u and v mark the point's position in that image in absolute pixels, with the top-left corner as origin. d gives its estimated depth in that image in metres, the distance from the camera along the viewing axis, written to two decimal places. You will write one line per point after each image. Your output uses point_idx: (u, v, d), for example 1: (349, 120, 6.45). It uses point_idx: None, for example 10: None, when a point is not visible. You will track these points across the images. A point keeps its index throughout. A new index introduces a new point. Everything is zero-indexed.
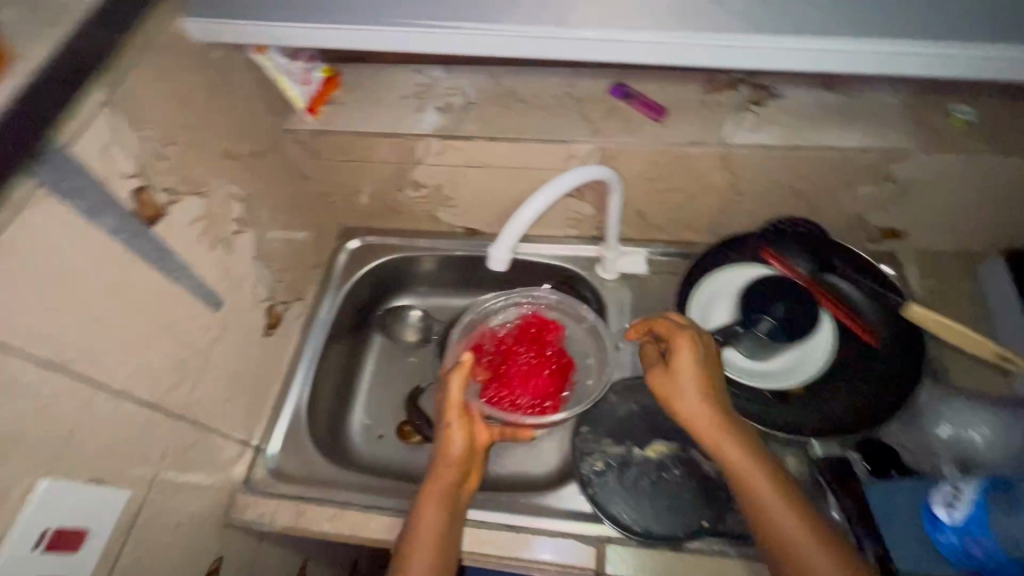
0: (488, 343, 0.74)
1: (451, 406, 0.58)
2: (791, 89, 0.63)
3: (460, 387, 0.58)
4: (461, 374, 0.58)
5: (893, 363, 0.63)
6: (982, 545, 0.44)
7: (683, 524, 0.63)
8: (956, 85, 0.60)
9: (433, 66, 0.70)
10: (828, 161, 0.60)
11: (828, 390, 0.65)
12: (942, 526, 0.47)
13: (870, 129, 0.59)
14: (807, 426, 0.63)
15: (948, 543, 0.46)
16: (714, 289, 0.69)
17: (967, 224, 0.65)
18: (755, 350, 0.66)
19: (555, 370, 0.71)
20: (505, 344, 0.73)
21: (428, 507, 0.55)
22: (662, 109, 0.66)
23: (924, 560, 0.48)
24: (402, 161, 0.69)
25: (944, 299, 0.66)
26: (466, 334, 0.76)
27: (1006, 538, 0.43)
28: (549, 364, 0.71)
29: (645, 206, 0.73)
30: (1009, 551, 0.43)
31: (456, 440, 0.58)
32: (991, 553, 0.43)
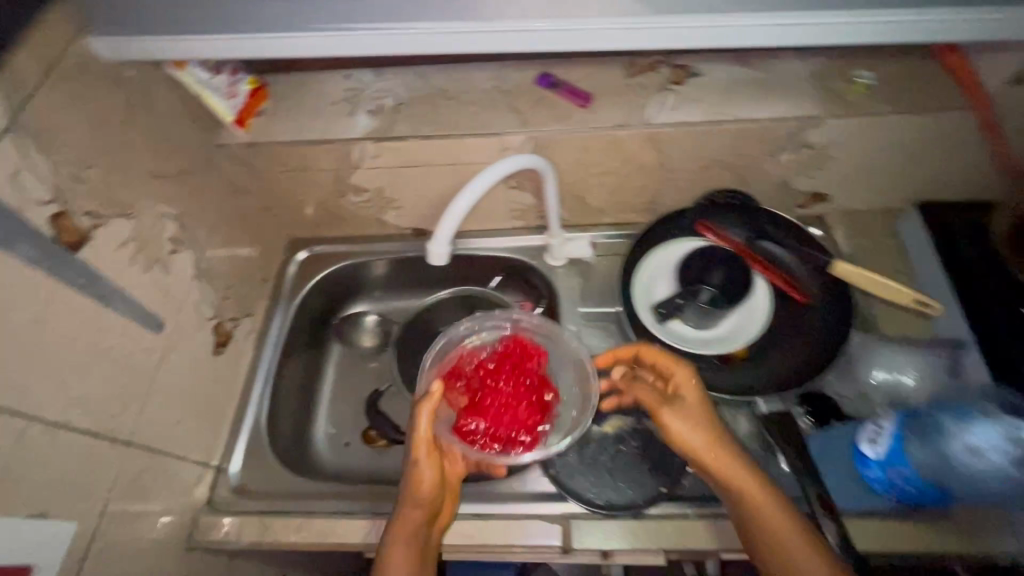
0: (463, 366, 0.66)
1: (421, 442, 0.55)
2: (706, 67, 0.67)
3: (429, 418, 0.55)
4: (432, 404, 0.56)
5: (827, 315, 0.67)
6: (901, 474, 0.52)
7: (642, 493, 0.63)
8: (852, 56, 0.66)
9: (362, 71, 0.72)
10: (750, 133, 0.65)
11: (769, 349, 0.68)
12: (869, 462, 0.54)
13: (781, 101, 0.64)
14: (751, 385, 0.66)
15: (876, 476, 0.54)
16: (654, 266, 0.71)
17: (875, 183, 0.72)
18: (699, 319, 0.67)
19: (538, 401, 0.63)
20: (483, 367, 0.64)
21: (395, 543, 0.53)
22: (588, 95, 0.67)
23: (854, 489, 0.57)
24: (340, 166, 0.72)
25: (863, 256, 0.73)
26: (439, 360, 0.68)
27: (921, 466, 0.51)
28: (531, 394, 0.63)
29: (583, 191, 0.74)
30: (924, 476, 0.51)
31: (423, 477, 0.54)
32: (909, 478, 0.52)
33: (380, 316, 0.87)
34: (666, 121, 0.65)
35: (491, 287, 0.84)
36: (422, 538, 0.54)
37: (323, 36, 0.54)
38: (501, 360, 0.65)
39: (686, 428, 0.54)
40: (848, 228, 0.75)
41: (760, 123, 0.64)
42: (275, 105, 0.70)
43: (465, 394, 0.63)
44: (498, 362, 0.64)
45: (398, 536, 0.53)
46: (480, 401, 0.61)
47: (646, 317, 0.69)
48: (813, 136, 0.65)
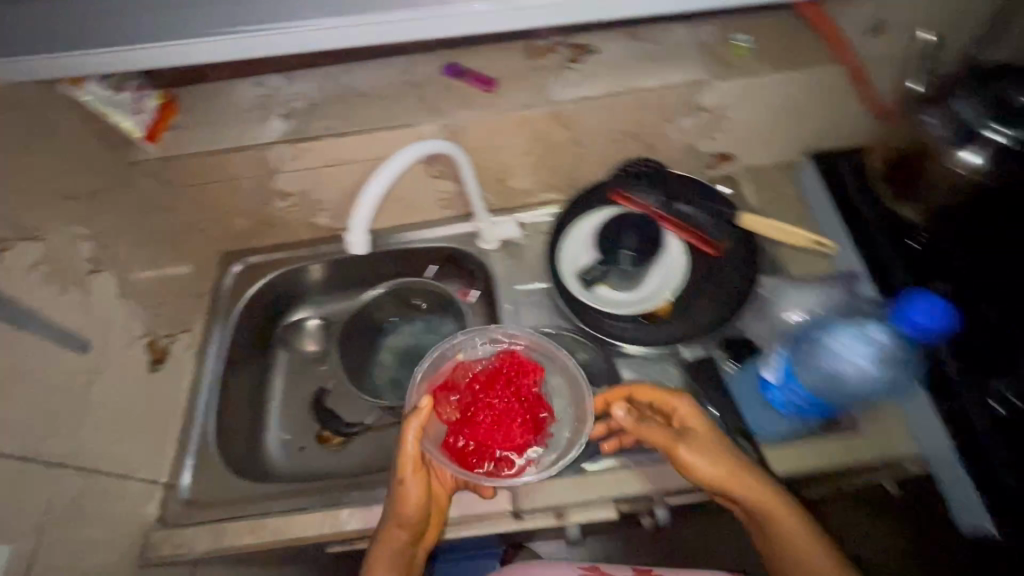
0: (457, 379, 0.64)
1: (406, 460, 0.56)
2: (602, 44, 0.70)
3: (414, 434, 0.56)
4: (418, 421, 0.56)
5: (737, 266, 0.72)
6: (799, 393, 0.60)
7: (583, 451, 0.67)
8: (732, 22, 0.71)
9: (271, 76, 0.73)
10: (647, 101, 0.69)
11: (689, 302, 0.72)
12: (772, 388, 0.62)
13: (672, 68, 0.68)
14: (675, 337, 0.70)
15: (778, 399, 0.61)
16: (578, 237, 0.74)
17: (772, 139, 0.77)
18: (621, 282, 0.71)
19: (532, 424, 0.61)
20: (477, 381, 0.63)
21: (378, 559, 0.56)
22: (492, 80, 0.70)
23: (765, 416, 0.63)
24: (260, 172, 0.72)
25: (771, 206, 0.78)
26: (433, 371, 0.66)
27: (814, 385, 0.59)
28: (526, 413, 0.61)
29: (503, 173, 0.77)
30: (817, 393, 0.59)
31: (408, 497, 0.56)
32: (806, 397, 0.59)
33: (322, 319, 0.88)
34: (569, 97, 0.68)
35: (431, 277, 0.86)
36: (405, 556, 0.57)
37: (219, 42, 0.55)
38: (496, 376, 0.63)
39: (705, 462, 0.54)
40: (755, 184, 0.80)
41: (655, 91, 0.68)
42: (186, 118, 0.70)
43: (456, 408, 0.62)
44: (492, 376, 0.63)
45: (382, 558, 0.56)
46: (470, 417, 0.60)
47: (573, 286, 0.73)
48: (706, 99, 0.70)
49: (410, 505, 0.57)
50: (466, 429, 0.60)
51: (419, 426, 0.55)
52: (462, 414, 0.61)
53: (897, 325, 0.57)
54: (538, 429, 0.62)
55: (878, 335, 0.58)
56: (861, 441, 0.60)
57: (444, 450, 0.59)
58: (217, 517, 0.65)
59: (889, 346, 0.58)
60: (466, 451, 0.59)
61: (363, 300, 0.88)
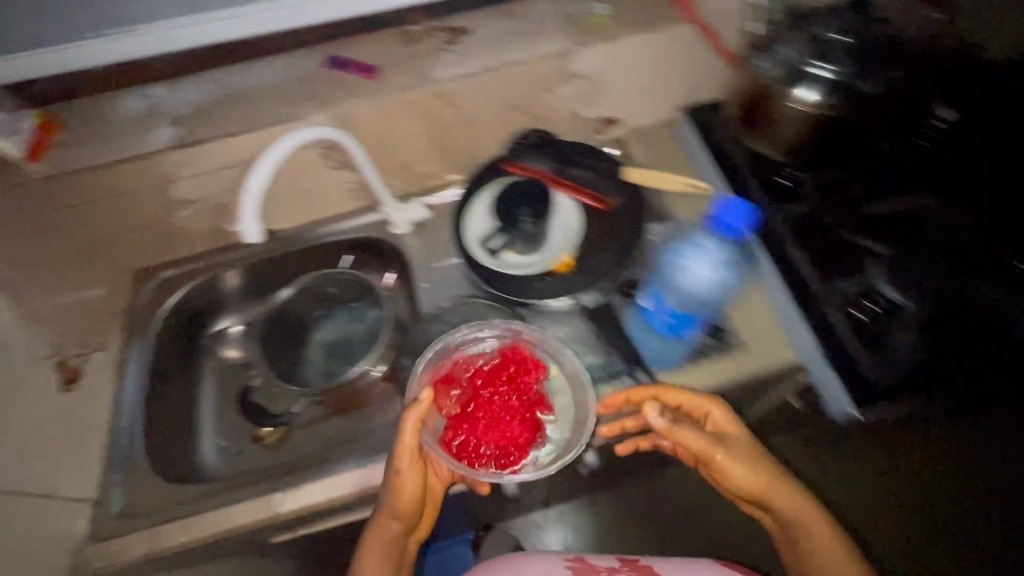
0: (458, 374, 0.67)
1: (401, 454, 0.59)
2: (475, 25, 0.75)
3: (412, 429, 0.58)
4: (416, 416, 0.58)
5: (625, 215, 0.76)
6: (665, 315, 0.70)
7: None
8: None
9: (157, 86, 0.74)
10: (522, 73, 0.75)
11: (587, 254, 0.75)
12: (648, 315, 0.71)
13: (540, 41, 0.75)
14: (575, 287, 0.73)
15: (654, 324, 0.70)
16: (479, 208, 0.78)
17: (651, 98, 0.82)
18: (522, 245, 0.75)
19: (532, 424, 0.63)
20: (477, 376, 0.65)
21: (372, 547, 0.60)
22: (374, 67, 0.73)
23: (651, 345, 0.70)
24: (157, 182, 0.73)
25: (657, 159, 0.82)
26: (433, 365, 0.68)
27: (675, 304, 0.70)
28: (525, 412, 0.63)
29: (402, 157, 0.81)
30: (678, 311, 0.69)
31: (404, 489, 0.58)
32: (672, 315, 0.69)
33: (246, 326, 0.89)
34: (449, 76, 0.73)
35: (346, 267, 0.87)
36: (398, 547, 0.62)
37: None
38: (498, 375, 0.65)
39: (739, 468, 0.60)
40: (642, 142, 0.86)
41: (526, 63, 0.74)
42: (72, 133, 0.71)
43: (458, 403, 0.64)
44: (494, 373, 0.65)
45: (375, 546, 0.61)
46: (470, 414, 0.63)
47: (477, 253, 0.76)
48: (577, 66, 0.76)
49: (404, 496, 0.60)
50: (466, 427, 0.62)
51: (417, 419, 0.58)
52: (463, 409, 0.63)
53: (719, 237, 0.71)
54: (538, 428, 0.63)
55: (710, 243, 0.72)
56: (744, 356, 0.68)
57: (444, 445, 0.62)
58: (147, 524, 0.64)
59: (718, 260, 0.71)
60: (465, 447, 0.62)
61: (273, 304, 0.88)
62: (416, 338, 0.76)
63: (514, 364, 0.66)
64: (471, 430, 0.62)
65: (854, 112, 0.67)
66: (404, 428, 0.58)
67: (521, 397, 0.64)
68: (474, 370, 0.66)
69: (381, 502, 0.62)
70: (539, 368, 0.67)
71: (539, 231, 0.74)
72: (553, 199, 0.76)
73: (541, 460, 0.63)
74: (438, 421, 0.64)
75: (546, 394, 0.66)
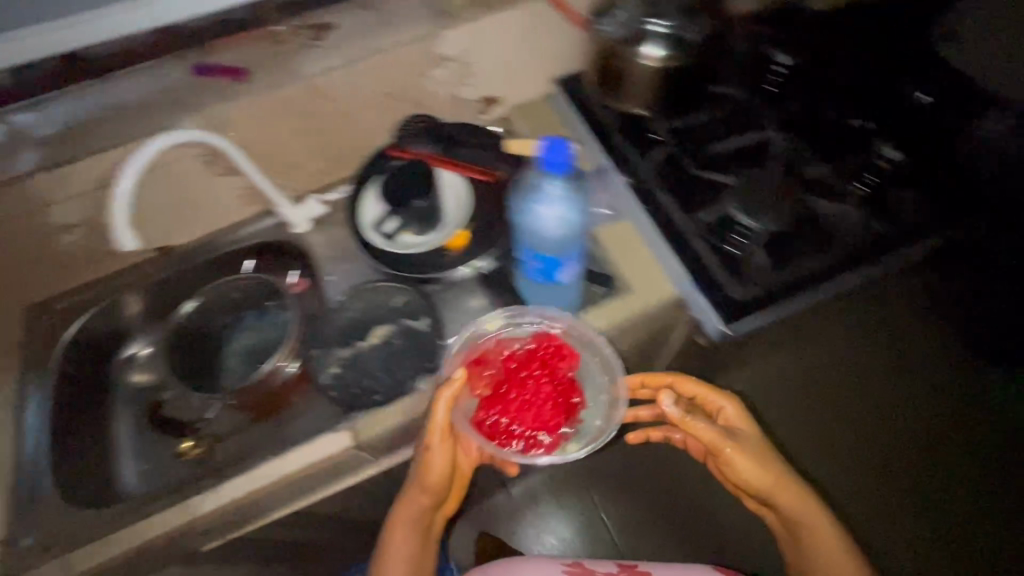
0: (492, 357, 0.69)
1: (434, 430, 0.63)
2: (339, 19, 0.78)
3: (444, 409, 0.62)
4: (449, 395, 0.62)
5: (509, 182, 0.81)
6: (535, 264, 0.70)
7: (406, 376, 0.72)
8: None
9: (15, 112, 0.72)
10: (391, 59, 0.78)
11: (477, 223, 0.79)
12: (526, 268, 0.72)
13: (404, 28, 0.78)
14: (469, 253, 0.78)
15: (532, 274, 0.71)
16: (371, 198, 0.81)
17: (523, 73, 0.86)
18: (417, 225, 0.79)
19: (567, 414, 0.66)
20: (511, 360, 0.68)
21: (400, 521, 0.67)
22: (241, 69, 0.75)
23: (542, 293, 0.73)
24: (30, 208, 0.71)
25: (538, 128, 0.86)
26: (469, 346, 0.70)
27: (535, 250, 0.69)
28: (562, 401, 0.67)
29: (290, 155, 0.83)
30: (539, 256, 0.68)
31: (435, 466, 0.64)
32: (537, 262, 0.69)
33: (155, 347, 0.85)
34: (319, 69, 0.76)
35: (249, 271, 0.86)
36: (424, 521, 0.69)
37: None
38: (532, 360, 0.68)
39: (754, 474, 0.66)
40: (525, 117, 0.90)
41: (394, 50, 0.77)
42: None
43: (490, 385, 0.68)
44: (537, 355, 0.68)
45: (402, 517, 0.68)
46: (501, 395, 0.66)
47: (374, 238, 0.79)
48: (445, 48, 0.80)
49: (433, 472, 0.65)
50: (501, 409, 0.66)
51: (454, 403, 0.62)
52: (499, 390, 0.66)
53: (550, 173, 0.66)
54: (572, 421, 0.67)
55: (546, 181, 0.67)
56: (630, 297, 0.71)
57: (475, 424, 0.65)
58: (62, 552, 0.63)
59: (559, 195, 0.66)
60: (497, 428, 0.65)
61: (176, 320, 0.82)
62: (323, 325, 0.77)
63: (545, 349, 0.69)
64: (500, 410, 0.66)
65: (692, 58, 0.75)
66: (438, 404, 0.62)
67: (553, 382, 0.67)
68: (508, 354, 0.69)
69: (413, 478, 0.67)
70: (570, 356, 0.69)
71: (430, 210, 0.78)
72: (439, 178, 0.80)
73: (572, 448, 0.66)
74: (471, 401, 0.67)
75: (576, 380, 0.69)
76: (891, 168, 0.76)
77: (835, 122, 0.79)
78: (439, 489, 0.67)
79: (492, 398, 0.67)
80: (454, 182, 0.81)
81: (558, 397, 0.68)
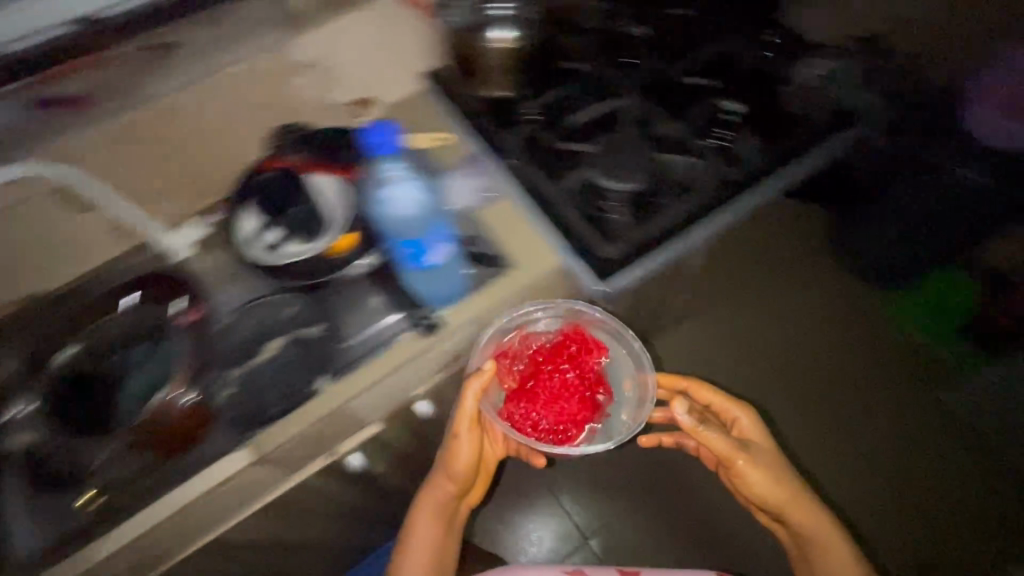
0: (520, 351, 0.78)
1: (461, 418, 0.74)
2: (185, 35, 0.76)
3: (471, 400, 0.72)
4: (479, 383, 0.71)
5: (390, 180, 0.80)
6: (402, 249, 0.75)
7: (306, 383, 0.72)
8: None
9: None
10: (248, 71, 0.77)
11: (364, 221, 0.76)
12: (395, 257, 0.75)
13: (256, 39, 0.77)
14: (358, 252, 0.76)
15: (402, 260, 0.75)
16: (248, 212, 0.78)
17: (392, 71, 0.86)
18: (298, 231, 0.76)
19: (590, 405, 0.76)
20: (540, 355, 0.77)
21: (426, 503, 0.83)
22: (82, 96, 0.72)
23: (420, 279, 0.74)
24: None
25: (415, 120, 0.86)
26: (499, 337, 0.77)
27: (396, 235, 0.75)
28: (585, 394, 0.76)
29: (156, 179, 0.80)
30: (403, 239, 0.75)
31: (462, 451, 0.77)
32: (402, 245, 0.74)
33: (39, 404, 0.72)
34: (173, 86, 0.74)
35: (131, 304, 0.77)
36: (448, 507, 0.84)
37: None
38: (559, 355, 0.77)
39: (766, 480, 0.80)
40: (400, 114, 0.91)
41: (247, 62, 0.76)
42: None
43: (517, 379, 0.77)
44: (565, 347, 0.77)
45: (429, 498, 0.83)
46: (530, 389, 0.75)
47: (256, 252, 0.76)
48: (301, 55, 0.79)
49: (458, 459, 0.78)
50: (531, 400, 0.75)
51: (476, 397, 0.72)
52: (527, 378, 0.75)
53: (383, 158, 0.79)
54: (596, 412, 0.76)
55: (388, 169, 0.78)
56: (514, 272, 0.74)
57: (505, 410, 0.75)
58: None
59: (403, 177, 0.77)
60: (524, 415, 0.74)
61: (58, 367, 0.73)
62: (214, 349, 0.75)
63: (573, 346, 0.78)
64: (530, 403, 0.75)
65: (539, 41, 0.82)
66: (467, 395, 0.72)
67: (578, 374, 0.77)
68: (537, 350, 0.78)
69: (441, 468, 0.82)
70: (595, 351, 0.79)
71: (309, 213, 0.76)
72: (314, 181, 0.78)
73: (598, 441, 0.75)
74: (499, 394, 0.77)
75: (601, 374, 0.79)
76: (740, 120, 0.81)
77: (683, 84, 0.84)
78: (462, 478, 0.81)
79: (520, 392, 0.76)
80: (331, 185, 0.78)
81: (585, 389, 0.77)
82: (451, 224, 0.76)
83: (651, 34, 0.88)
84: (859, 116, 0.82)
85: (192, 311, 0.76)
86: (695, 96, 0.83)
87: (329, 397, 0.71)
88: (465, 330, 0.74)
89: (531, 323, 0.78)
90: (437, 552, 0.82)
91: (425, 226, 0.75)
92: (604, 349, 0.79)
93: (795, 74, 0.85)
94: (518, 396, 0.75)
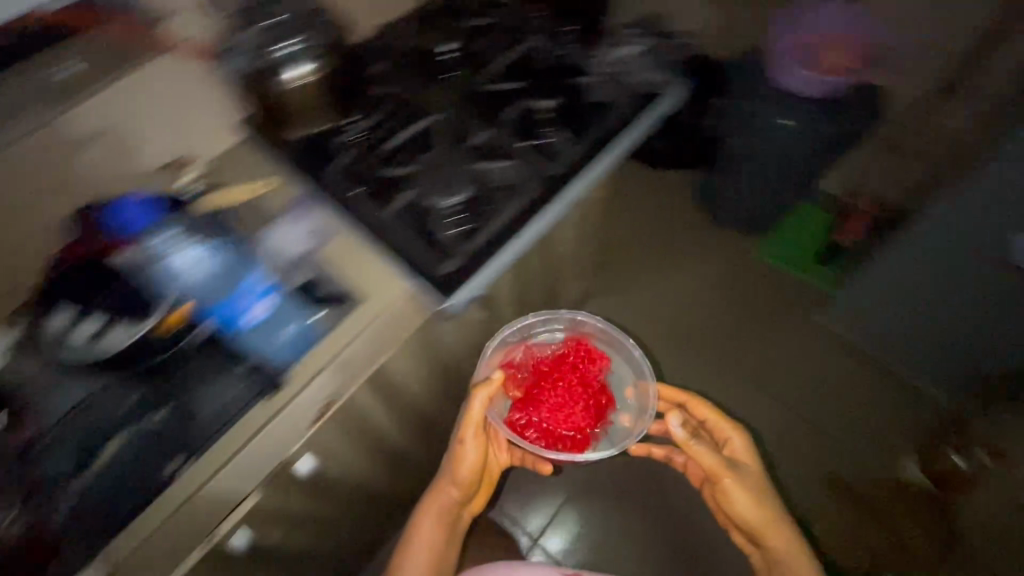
0: (523, 363, 1.11)
1: (468, 423, 0.95)
2: None
3: (480, 403, 0.95)
4: (487, 390, 0.96)
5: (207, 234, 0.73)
6: (213, 317, 0.70)
7: (158, 477, 0.65)
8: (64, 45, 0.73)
9: None
10: (20, 155, 0.68)
11: (180, 289, 0.69)
12: (210, 325, 0.70)
13: (22, 116, 0.68)
14: (183, 325, 0.69)
15: (219, 326, 0.70)
16: (54, 309, 0.70)
17: (201, 122, 0.81)
18: (111, 316, 0.68)
19: (589, 409, 1.06)
20: (544, 365, 1.10)
21: (426, 510, 0.99)
22: None
23: (244, 340, 0.70)
24: None
25: (234, 169, 0.82)
26: (507, 352, 1.10)
27: (202, 303, 0.70)
28: (584, 400, 1.06)
29: None
30: (211, 306, 0.70)
31: (469, 454, 0.97)
32: (213, 312, 0.70)
33: None
34: None
35: None
36: (446, 511, 1.00)
37: None
38: (564, 366, 1.09)
39: (746, 503, 0.97)
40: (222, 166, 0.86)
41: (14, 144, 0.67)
42: None
43: (522, 390, 1.08)
44: (560, 361, 1.09)
45: (432, 503, 1.00)
46: (535, 396, 1.06)
47: (73, 350, 0.68)
48: (84, 127, 0.72)
49: (464, 465, 0.99)
50: (534, 406, 1.05)
51: (484, 402, 0.95)
52: (528, 388, 1.06)
53: (139, 227, 0.72)
54: (595, 416, 1.06)
55: (157, 241, 0.70)
56: (360, 310, 0.73)
57: (509, 416, 1.05)
58: None
59: (186, 241, 0.71)
60: (525, 419, 1.04)
61: None
62: (38, 469, 0.65)
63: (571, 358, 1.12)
64: (534, 405, 1.05)
65: (342, 65, 0.81)
66: (474, 404, 0.95)
67: (583, 381, 1.08)
68: (542, 362, 1.11)
69: (448, 474, 1.00)
70: (596, 361, 1.12)
71: (120, 294, 0.69)
72: (117, 258, 0.70)
73: (599, 442, 1.07)
74: (508, 402, 1.07)
75: (601, 382, 1.11)
76: (552, 114, 0.83)
77: (492, 90, 0.86)
78: (465, 484, 1.00)
79: (527, 399, 1.06)
80: (135, 258, 0.69)
81: (582, 395, 1.07)
82: (269, 277, 0.73)
83: (453, 46, 0.90)
84: (660, 90, 0.88)
85: (18, 430, 0.66)
86: (506, 100, 0.85)
87: (190, 483, 0.65)
88: (320, 377, 0.71)
89: (538, 340, 1.14)
90: (434, 558, 0.95)
91: (231, 287, 0.71)
92: (601, 360, 1.12)
93: (595, 63, 0.90)
94: (521, 404, 1.06)
